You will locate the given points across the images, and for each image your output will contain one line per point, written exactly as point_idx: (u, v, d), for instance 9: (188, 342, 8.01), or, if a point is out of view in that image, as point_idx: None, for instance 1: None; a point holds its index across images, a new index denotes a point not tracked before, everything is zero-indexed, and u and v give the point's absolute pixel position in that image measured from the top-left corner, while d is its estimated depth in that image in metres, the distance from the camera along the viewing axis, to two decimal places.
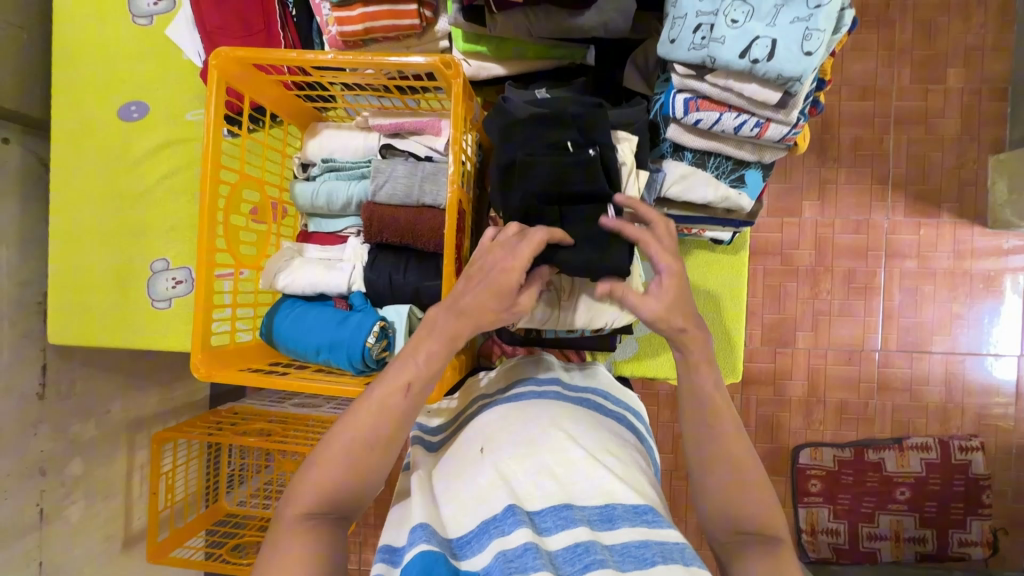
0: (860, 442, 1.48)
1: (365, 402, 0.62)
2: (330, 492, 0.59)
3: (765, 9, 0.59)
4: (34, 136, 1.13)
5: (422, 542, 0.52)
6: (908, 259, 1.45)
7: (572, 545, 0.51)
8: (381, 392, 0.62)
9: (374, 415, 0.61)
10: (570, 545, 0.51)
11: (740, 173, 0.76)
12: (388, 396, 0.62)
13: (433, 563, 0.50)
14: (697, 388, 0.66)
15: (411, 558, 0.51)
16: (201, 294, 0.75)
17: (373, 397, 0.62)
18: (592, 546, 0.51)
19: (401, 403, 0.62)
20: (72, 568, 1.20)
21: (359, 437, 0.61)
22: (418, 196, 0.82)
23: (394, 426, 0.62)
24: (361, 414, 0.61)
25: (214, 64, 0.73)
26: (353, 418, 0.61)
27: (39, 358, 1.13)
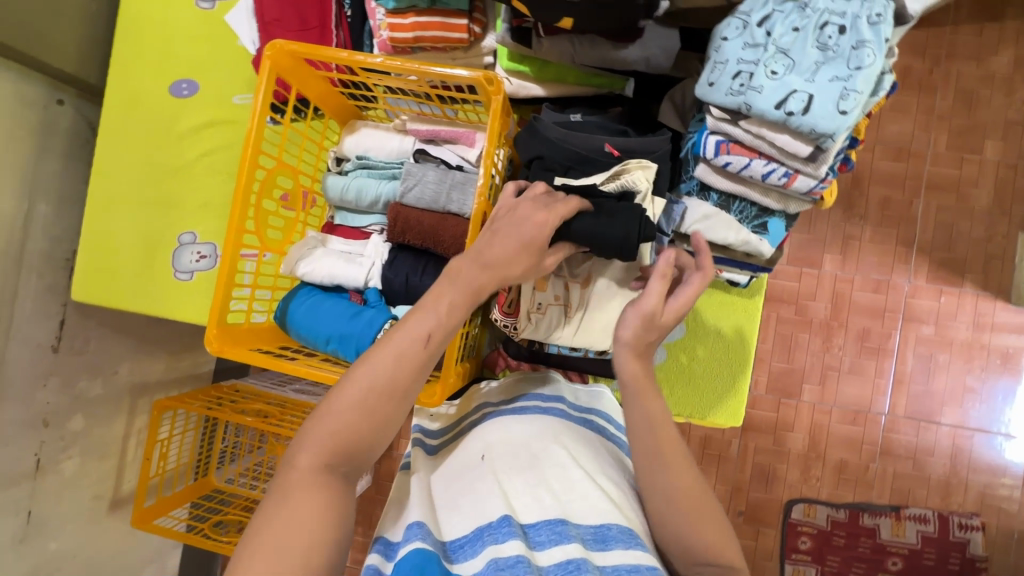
0: (856, 505, 1.44)
1: (387, 344, 0.59)
2: (338, 442, 0.57)
3: (806, 64, 0.60)
4: (87, 102, 1.19)
5: (417, 540, 0.53)
6: (925, 325, 1.43)
7: (564, 561, 0.51)
8: (400, 341, 0.59)
9: (396, 363, 0.59)
10: (562, 561, 0.51)
11: (763, 220, 0.76)
12: (409, 344, 0.59)
13: (427, 561, 0.50)
14: None
15: (406, 554, 0.51)
16: (225, 272, 0.77)
17: (393, 341, 0.59)
18: (583, 564, 0.50)
19: (419, 352, 0.59)
20: (59, 522, 1.21)
21: (374, 384, 0.58)
22: (444, 203, 0.84)
23: (412, 378, 0.59)
24: (381, 357, 0.59)
25: (269, 55, 0.76)
26: (373, 365, 0.58)
27: (59, 313, 1.17)
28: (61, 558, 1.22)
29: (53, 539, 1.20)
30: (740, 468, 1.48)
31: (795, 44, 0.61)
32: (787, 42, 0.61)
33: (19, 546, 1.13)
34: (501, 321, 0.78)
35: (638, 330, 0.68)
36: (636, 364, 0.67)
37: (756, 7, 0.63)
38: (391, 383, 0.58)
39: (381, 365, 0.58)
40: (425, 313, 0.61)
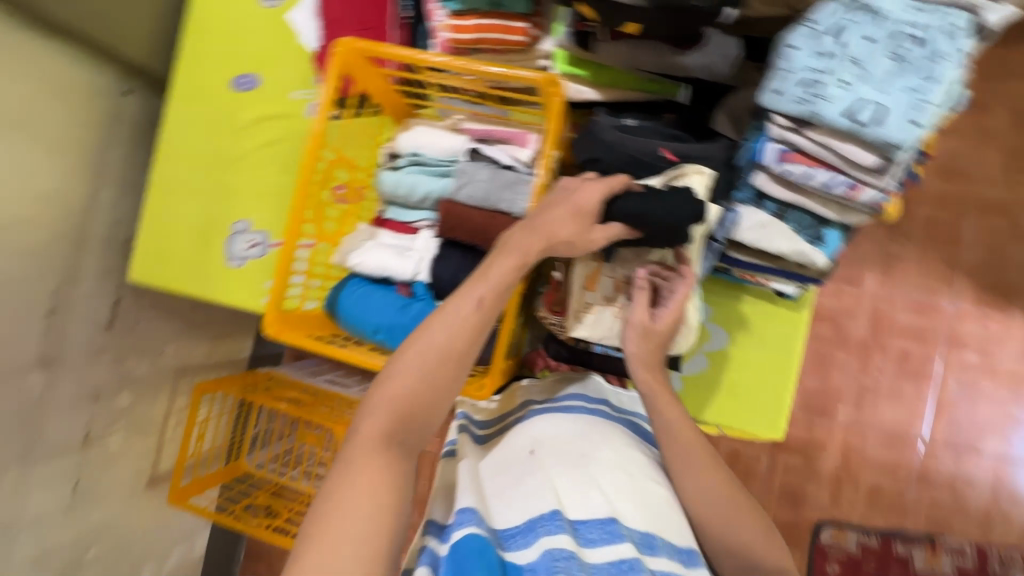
0: (888, 532, 1.40)
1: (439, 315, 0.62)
2: (400, 406, 0.59)
3: (879, 75, 0.60)
4: (152, 92, 1.24)
5: (472, 525, 0.55)
6: (969, 351, 1.39)
7: (616, 561, 0.52)
8: (452, 310, 0.61)
9: (453, 328, 0.61)
10: (614, 561, 0.52)
11: (820, 230, 0.75)
12: (461, 310, 0.61)
13: (485, 546, 0.53)
14: None
15: (463, 538, 0.53)
16: (285, 258, 0.81)
17: (445, 312, 0.61)
18: (636, 565, 0.51)
19: (469, 315, 0.61)
20: (101, 494, 1.26)
21: (431, 349, 0.60)
22: (495, 202, 0.85)
23: (467, 344, 0.61)
24: (433, 328, 0.61)
25: (337, 52, 0.79)
26: (429, 334, 0.60)
27: (114, 293, 1.21)
28: (101, 529, 1.26)
29: (94, 510, 1.24)
30: (768, 486, 1.45)
31: (868, 54, 0.61)
32: (859, 52, 0.61)
33: (65, 514, 1.17)
34: (549, 319, 0.82)
35: (640, 342, 0.72)
36: (646, 373, 0.70)
37: (826, 18, 0.63)
38: (447, 348, 0.60)
39: (436, 335, 0.60)
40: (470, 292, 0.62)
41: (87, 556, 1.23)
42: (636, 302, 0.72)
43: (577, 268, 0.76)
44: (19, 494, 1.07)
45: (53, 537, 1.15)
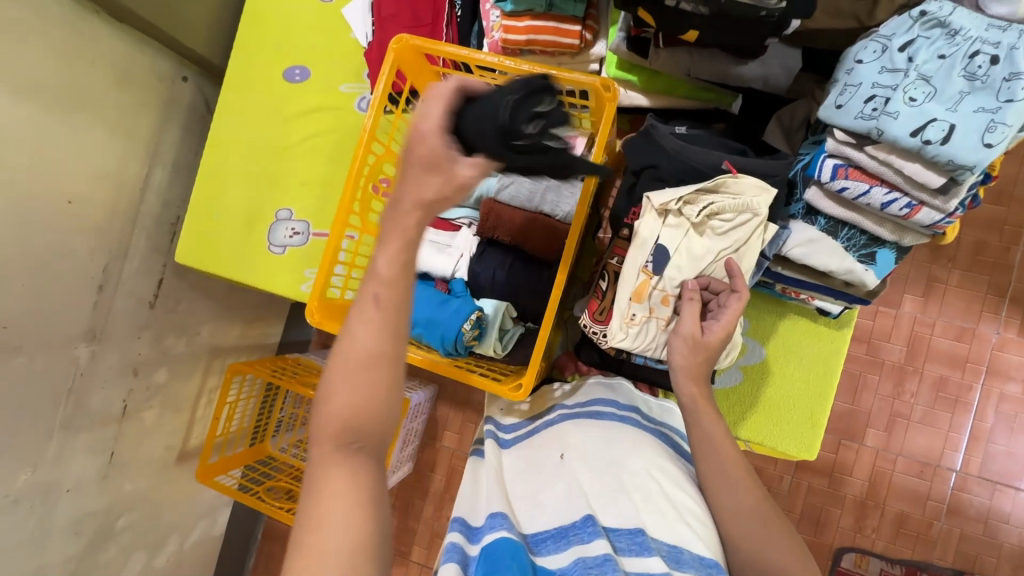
0: (914, 563, 1.36)
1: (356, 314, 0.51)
2: (342, 420, 0.51)
3: (949, 93, 0.59)
4: (207, 81, 1.28)
5: (501, 529, 0.58)
6: (1011, 382, 1.35)
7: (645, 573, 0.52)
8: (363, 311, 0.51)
9: (373, 325, 0.51)
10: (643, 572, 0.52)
11: (872, 250, 0.74)
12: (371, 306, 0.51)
13: (516, 550, 0.54)
14: None
15: (493, 541, 0.56)
16: (330, 248, 0.83)
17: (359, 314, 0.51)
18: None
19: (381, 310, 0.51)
20: (135, 466, 1.29)
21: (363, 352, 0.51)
22: (538, 203, 0.87)
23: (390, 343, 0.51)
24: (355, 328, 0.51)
25: (394, 48, 0.80)
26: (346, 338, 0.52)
27: (159, 272, 1.25)
28: (133, 500, 1.29)
29: (128, 481, 1.28)
30: (789, 506, 1.42)
31: (940, 72, 0.59)
32: (930, 69, 0.60)
33: (101, 483, 1.21)
34: (590, 327, 0.77)
35: (688, 354, 0.71)
36: (692, 386, 0.70)
37: (899, 31, 0.62)
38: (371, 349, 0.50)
39: (355, 339, 0.51)
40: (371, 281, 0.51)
41: (118, 525, 1.26)
42: (685, 314, 0.71)
43: (624, 283, 0.74)
44: (62, 461, 1.10)
45: (89, 504, 1.18)
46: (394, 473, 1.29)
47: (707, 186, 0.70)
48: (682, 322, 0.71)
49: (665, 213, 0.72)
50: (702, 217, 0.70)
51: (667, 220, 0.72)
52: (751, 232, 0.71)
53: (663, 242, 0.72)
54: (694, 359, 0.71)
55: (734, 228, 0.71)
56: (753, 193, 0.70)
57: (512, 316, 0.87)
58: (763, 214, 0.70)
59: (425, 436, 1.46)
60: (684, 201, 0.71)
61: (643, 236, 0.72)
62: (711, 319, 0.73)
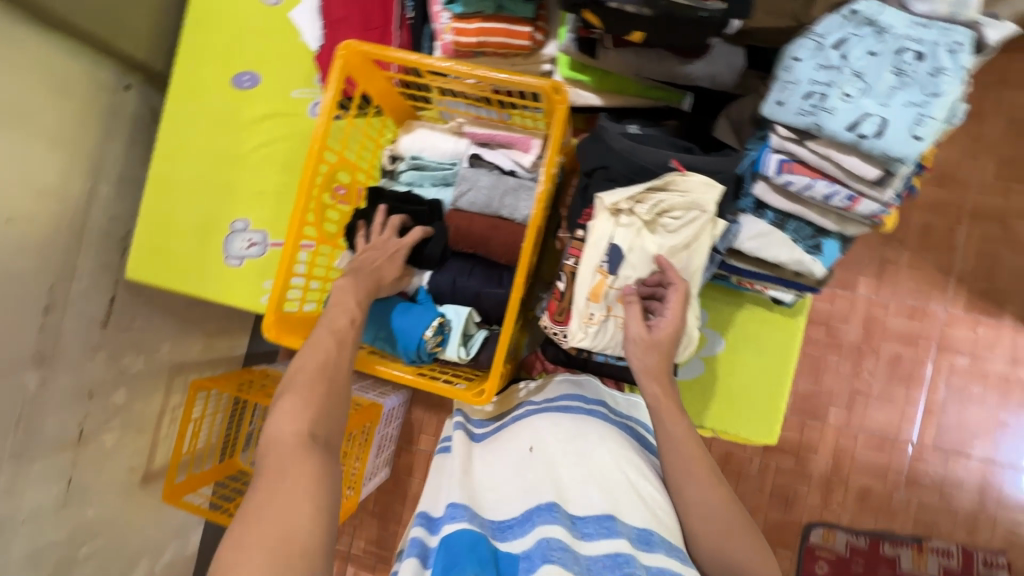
0: (877, 534, 1.42)
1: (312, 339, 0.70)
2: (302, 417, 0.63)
3: (881, 88, 0.61)
4: (152, 89, 1.24)
5: (464, 521, 0.59)
6: (960, 355, 1.42)
7: (613, 554, 0.54)
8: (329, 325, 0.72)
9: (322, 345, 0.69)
10: (611, 553, 0.54)
11: (818, 240, 0.77)
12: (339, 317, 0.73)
13: (477, 543, 0.56)
14: None
15: (456, 533, 0.57)
16: (286, 259, 0.81)
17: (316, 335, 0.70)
18: (631, 559, 0.53)
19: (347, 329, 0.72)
20: (97, 492, 1.25)
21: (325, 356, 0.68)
22: (497, 207, 0.86)
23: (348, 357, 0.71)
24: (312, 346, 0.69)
25: (342, 54, 0.78)
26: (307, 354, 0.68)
27: (111, 289, 1.21)
28: (96, 526, 1.25)
29: (89, 506, 1.23)
30: (759, 488, 1.46)
31: (872, 67, 0.62)
32: (863, 65, 0.62)
33: (60, 511, 1.16)
34: (551, 328, 0.79)
35: (643, 355, 0.73)
36: (655, 386, 0.72)
37: (832, 30, 0.64)
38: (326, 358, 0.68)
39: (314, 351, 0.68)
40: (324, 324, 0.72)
41: (82, 552, 1.22)
42: (630, 317, 0.73)
43: (581, 282, 0.74)
44: (15, 492, 1.06)
45: (47, 534, 1.14)
46: (372, 477, 1.28)
47: (655, 185, 0.72)
48: (631, 325, 0.73)
49: (617, 212, 0.74)
50: (652, 215, 0.73)
51: (620, 219, 0.73)
52: (701, 229, 0.73)
53: (617, 242, 0.73)
54: (648, 358, 0.73)
55: (683, 226, 0.73)
56: (701, 190, 0.71)
57: (475, 321, 0.86)
58: (711, 211, 0.71)
59: (400, 440, 1.45)
60: (635, 199, 0.73)
61: (597, 236, 0.74)
62: (659, 315, 0.75)
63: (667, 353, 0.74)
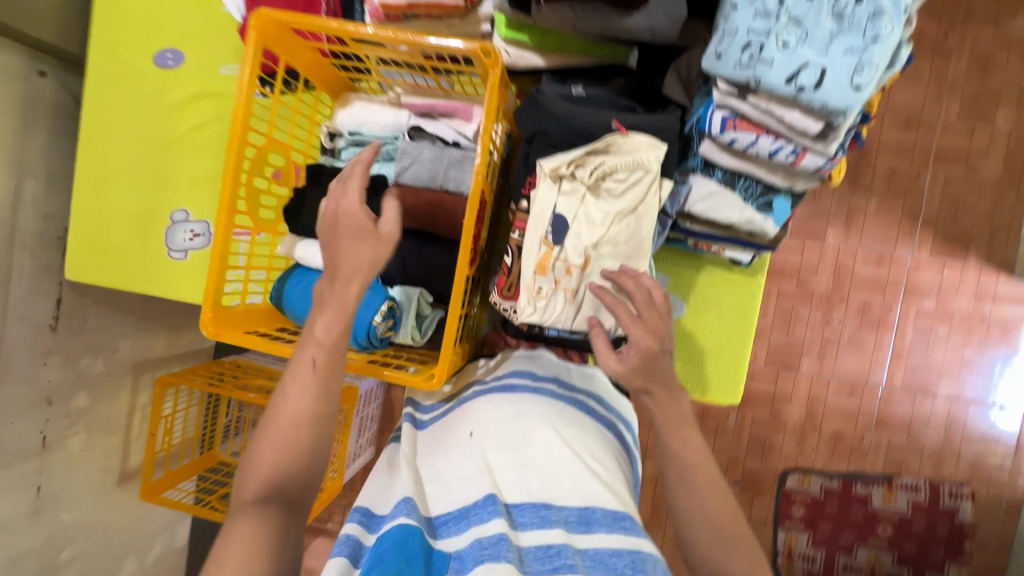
0: (849, 475, 1.47)
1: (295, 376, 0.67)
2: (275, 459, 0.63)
3: (819, 36, 0.58)
4: (70, 73, 1.14)
5: (402, 516, 0.57)
6: (927, 298, 1.43)
7: (544, 546, 0.55)
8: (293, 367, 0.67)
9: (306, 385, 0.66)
10: (543, 545, 0.55)
11: (769, 199, 0.74)
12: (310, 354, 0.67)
13: (409, 535, 0.55)
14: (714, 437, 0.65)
15: (388, 531, 0.56)
16: (218, 251, 0.77)
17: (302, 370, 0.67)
18: (564, 550, 0.54)
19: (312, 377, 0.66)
20: (69, 498, 1.22)
21: (301, 409, 0.65)
22: (442, 181, 0.82)
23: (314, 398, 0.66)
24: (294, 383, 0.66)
25: (254, 25, 0.72)
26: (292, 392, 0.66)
27: (56, 292, 1.14)
28: (74, 529, 1.23)
29: (65, 511, 1.21)
30: (736, 440, 1.50)
31: (810, 13, 0.58)
32: (801, 11, 0.58)
33: (33, 519, 1.14)
34: (502, 305, 0.76)
35: (629, 373, 0.69)
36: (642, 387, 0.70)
37: None
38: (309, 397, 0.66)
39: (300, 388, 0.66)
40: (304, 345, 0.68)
41: (63, 556, 1.21)
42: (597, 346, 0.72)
43: (526, 257, 0.73)
44: None
45: (22, 543, 1.11)
46: (355, 458, 1.28)
47: (593, 148, 0.70)
48: (607, 360, 0.70)
49: (559, 179, 0.72)
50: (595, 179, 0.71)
51: (562, 186, 0.72)
52: (647, 188, 0.71)
53: (561, 211, 0.72)
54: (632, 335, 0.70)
55: (628, 188, 0.71)
56: (646, 151, 0.70)
57: (428, 301, 0.84)
58: (655, 170, 0.70)
59: (381, 420, 1.45)
60: (576, 164, 0.71)
61: (541, 205, 0.72)
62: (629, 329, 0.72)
63: (653, 366, 0.70)
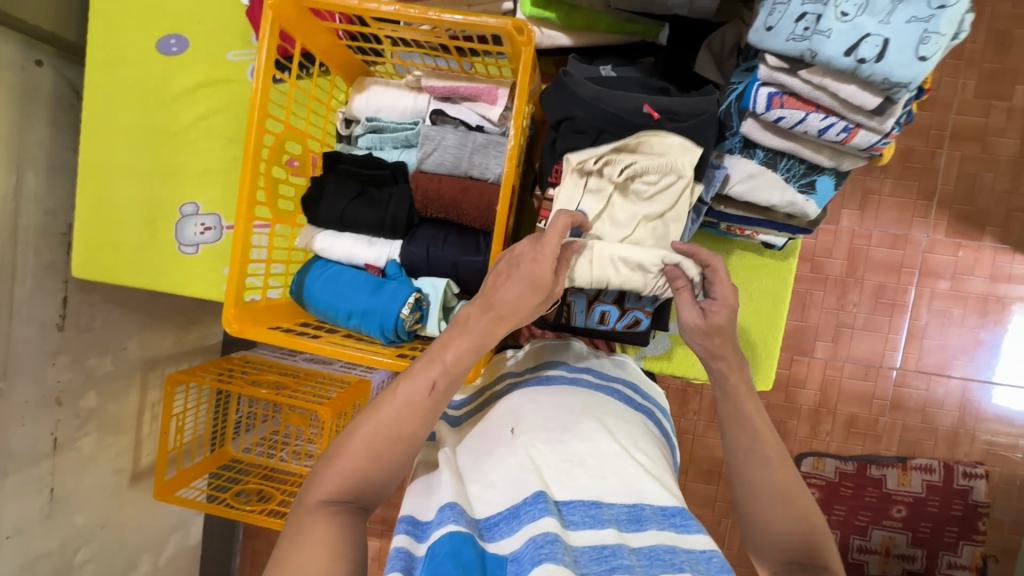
0: (864, 457, 1.46)
1: (362, 431, 0.60)
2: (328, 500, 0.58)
3: (881, 4, 0.56)
4: (67, 61, 1.08)
5: (450, 523, 0.54)
6: (942, 279, 1.41)
7: (599, 546, 0.53)
8: (400, 409, 0.60)
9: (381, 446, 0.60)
10: (597, 546, 0.53)
11: (812, 178, 0.74)
12: (424, 387, 0.61)
13: (460, 545, 0.52)
14: (751, 441, 0.67)
15: (439, 539, 0.53)
16: (238, 244, 0.74)
17: (374, 428, 0.60)
18: (619, 550, 0.52)
19: (413, 430, 0.61)
20: (83, 500, 1.18)
21: (365, 459, 0.59)
22: (466, 168, 0.79)
23: (414, 427, 0.61)
24: (357, 446, 0.59)
25: (270, 4, 0.69)
26: (357, 434, 0.60)
27: (61, 290, 1.10)
28: (89, 531, 1.19)
29: (78, 513, 1.17)
30: None
31: None
32: None
33: (46, 522, 1.10)
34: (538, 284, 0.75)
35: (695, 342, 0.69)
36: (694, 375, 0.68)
37: None
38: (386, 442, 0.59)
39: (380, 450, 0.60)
40: (411, 390, 0.61)
41: (78, 559, 1.18)
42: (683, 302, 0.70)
43: None
44: None
45: (35, 547, 1.08)
46: None
47: (622, 146, 0.69)
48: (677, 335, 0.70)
49: (586, 174, 0.71)
50: (623, 179, 0.70)
51: (588, 183, 0.71)
52: (678, 194, 0.71)
53: (585, 208, 0.72)
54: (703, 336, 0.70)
55: (658, 192, 0.70)
56: (679, 153, 0.68)
57: (455, 292, 0.80)
58: (687, 176, 0.69)
59: None
60: (604, 161, 0.70)
61: (564, 202, 0.72)
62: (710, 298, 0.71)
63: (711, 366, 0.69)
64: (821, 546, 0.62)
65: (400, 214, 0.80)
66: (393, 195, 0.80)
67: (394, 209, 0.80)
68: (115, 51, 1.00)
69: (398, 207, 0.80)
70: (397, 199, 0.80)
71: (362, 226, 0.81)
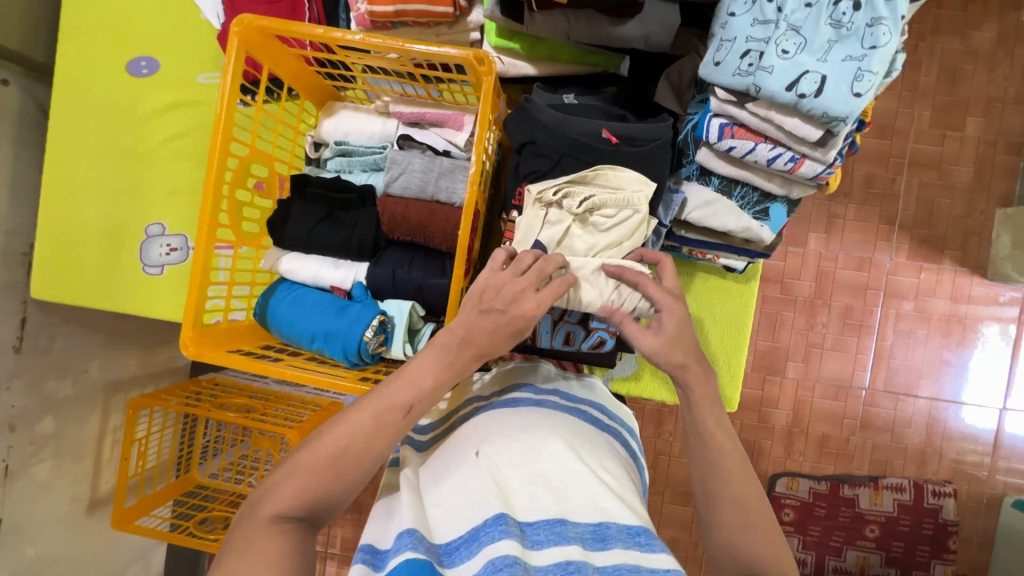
0: (837, 477, 1.48)
1: (317, 455, 0.58)
2: None
3: (818, 43, 0.60)
4: (36, 81, 1.07)
5: (408, 550, 0.53)
6: (906, 301, 1.45)
7: (563, 563, 0.53)
8: (358, 433, 0.59)
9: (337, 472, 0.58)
10: (561, 562, 0.53)
11: (765, 206, 0.77)
12: (384, 413, 0.60)
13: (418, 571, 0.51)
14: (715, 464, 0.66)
15: (397, 566, 0.52)
16: (199, 266, 0.73)
17: (331, 453, 0.58)
18: (583, 567, 0.52)
19: (371, 454, 0.60)
20: (34, 531, 1.12)
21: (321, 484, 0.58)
22: (432, 192, 0.80)
23: (370, 452, 0.60)
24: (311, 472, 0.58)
25: (236, 31, 0.70)
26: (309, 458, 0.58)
27: (20, 311, 1.07)
28: (40, 564, 1.14)
29: (30, 545, 1.11)
30: None
31: (808, 21, 0.61)
32: (798, 19, 0.61)
33: None
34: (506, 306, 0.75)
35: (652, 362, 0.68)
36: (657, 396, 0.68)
37: None
38: (342, 467, 0.58)
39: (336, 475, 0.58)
40: (369, 414, 0.60)
41: None
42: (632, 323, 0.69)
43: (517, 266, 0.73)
44: None
45: None
46: None
47: (580, 177, 0.71)
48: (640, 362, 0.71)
49: (547, 206, 0.72)
50: (582, 210, 0.71)
51: (548, 215, 0.72)
52: (634, 228, 0.72)
53: (544, 239, 0.71)
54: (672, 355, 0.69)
55: (615, 225, 0.71)
56: (634, 188, 0.71)
57: (421, 314, 0.80)
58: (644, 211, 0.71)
59: None
60: (563, 193, 0.71)
61: (524, 232, 0.72)
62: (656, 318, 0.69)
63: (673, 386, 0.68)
64: (779, 561, 0.61)
65: (366, 236, 0.80)
66: (359, 218, 0.81)
67: (360, 232, 0.80)
68: (84, 72, 0.99)
69: (365, 229, 0.80)
70: (363, 223, 0.80)
71: (327, 248, 0.81)
